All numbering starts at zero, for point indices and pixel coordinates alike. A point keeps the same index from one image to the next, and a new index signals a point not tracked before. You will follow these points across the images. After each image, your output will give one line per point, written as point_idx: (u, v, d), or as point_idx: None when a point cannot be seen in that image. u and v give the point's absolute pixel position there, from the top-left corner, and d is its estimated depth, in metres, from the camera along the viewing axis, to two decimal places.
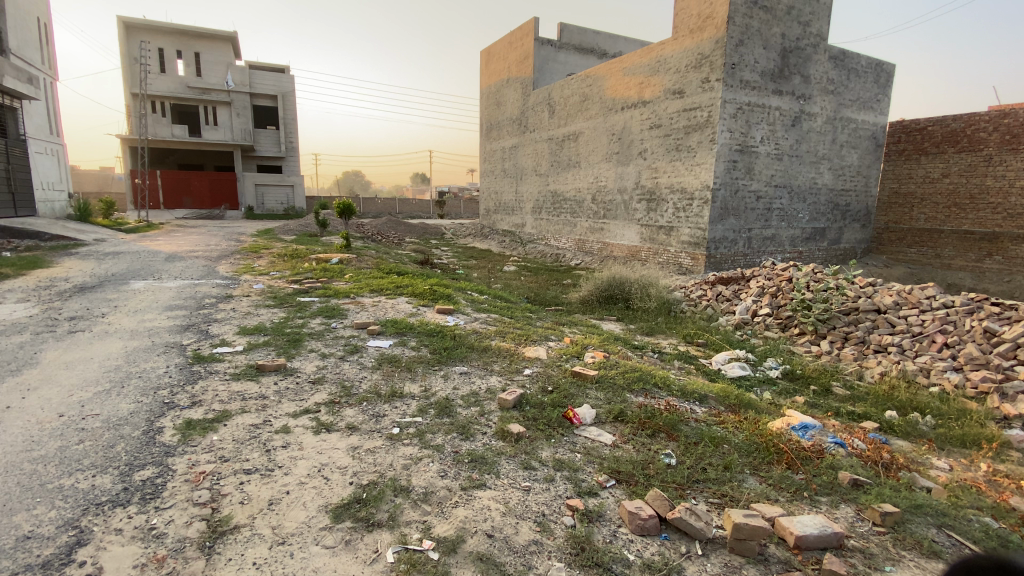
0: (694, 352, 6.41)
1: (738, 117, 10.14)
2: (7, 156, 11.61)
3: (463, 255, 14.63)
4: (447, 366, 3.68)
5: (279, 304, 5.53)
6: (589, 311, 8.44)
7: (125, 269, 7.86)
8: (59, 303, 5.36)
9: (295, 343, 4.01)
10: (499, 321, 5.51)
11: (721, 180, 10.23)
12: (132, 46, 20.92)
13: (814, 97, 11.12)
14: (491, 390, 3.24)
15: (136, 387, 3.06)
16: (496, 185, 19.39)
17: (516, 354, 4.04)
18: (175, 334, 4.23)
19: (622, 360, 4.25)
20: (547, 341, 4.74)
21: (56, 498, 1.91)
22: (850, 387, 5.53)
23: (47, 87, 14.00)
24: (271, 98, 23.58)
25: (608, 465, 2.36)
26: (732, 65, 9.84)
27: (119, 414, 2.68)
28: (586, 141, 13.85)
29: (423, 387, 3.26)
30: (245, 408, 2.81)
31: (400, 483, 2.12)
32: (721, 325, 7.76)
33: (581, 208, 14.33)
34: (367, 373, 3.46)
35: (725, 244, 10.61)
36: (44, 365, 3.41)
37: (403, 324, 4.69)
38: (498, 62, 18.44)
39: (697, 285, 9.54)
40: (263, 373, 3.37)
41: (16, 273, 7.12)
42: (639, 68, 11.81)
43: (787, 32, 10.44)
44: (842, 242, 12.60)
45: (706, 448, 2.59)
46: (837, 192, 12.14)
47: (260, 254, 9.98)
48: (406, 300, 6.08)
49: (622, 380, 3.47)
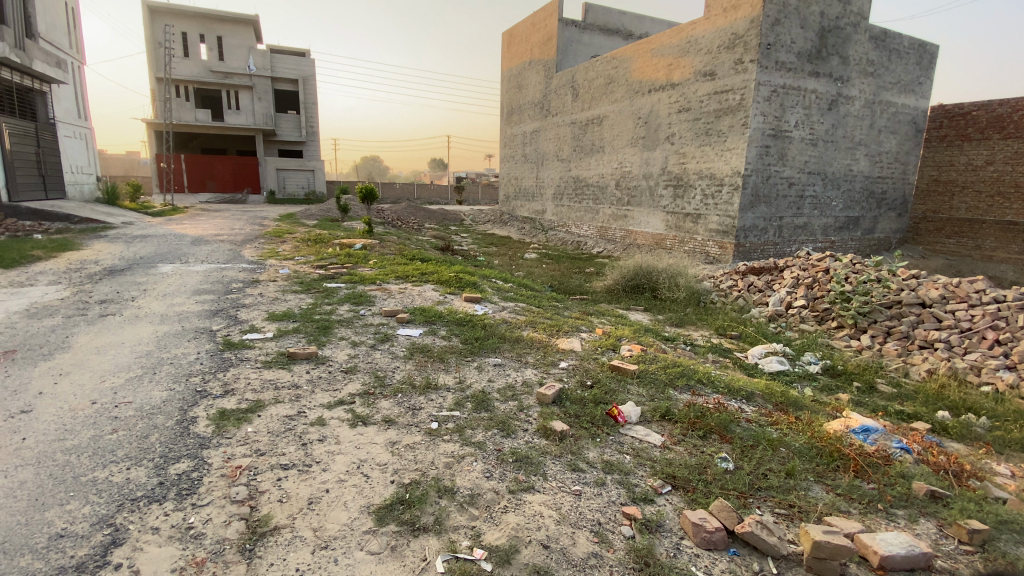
0: (727, 344, 6.19)
1: (772, 101, 9.72)
2: (38, 139, 11.77)
3: (483, 242, 14.50)
4: (480, 357, 3.55)
5: (306, 290, 5.46)
6: (615, 300, 8.25)
7: (153, 252, 7.91)
8: (90, 286, 5.38)
9: (325, 330, 3.92)
10: (527, 310, 5.36)
11: (753, 166, 9.84)
12: (156, 30, 21.02)
13: (853, 79, 10.60)
14: (528, 383, 3.10)
15: (168, 373, 3.01)
16: (516, 170, 19.12)
17: (549, 345, 3.89)
18: (204, 319, 4.18)
19: (660, 353, 4.08)
20: (579, 332, 4.58)
21: (90, 493, 1.85)
22: (895, 384, 5.26)
23: (75, 71, 14.13)
24: (292, 82, 23.53)
25: (661, 469, 2.21)
26: (767, 45, 9.40)
27: (152, 402, 2.61)
28: (610, 125, 13.49)
29: (457, 378, 3.14)
30: (278, 398, 2.72)
31: (443, 483, 1.99)
32: (753, 316, 7.50)
33: (604, 194, 14.02)
34: (399, 363, 3.36)
35: (755, 232, 10.27)
36: (76, 350, 3.38)
37: (431, 312, 4.57)
38: (520, 44, 18.05)
39: (727, 275, 9.25)
40: (295, 360, 3.29)
41: (48, 255, 7.20)
42: (668, 49, 11.39)
43: (826, 11, 9.92)
44: (876, 232, 12.13)
45: (765, 452, 2.42)
46: (873, 179, 11.63)
47: (284, 238, 9.98)
48: (432, 287, 5.97)
49: (664, 376, 3.30)
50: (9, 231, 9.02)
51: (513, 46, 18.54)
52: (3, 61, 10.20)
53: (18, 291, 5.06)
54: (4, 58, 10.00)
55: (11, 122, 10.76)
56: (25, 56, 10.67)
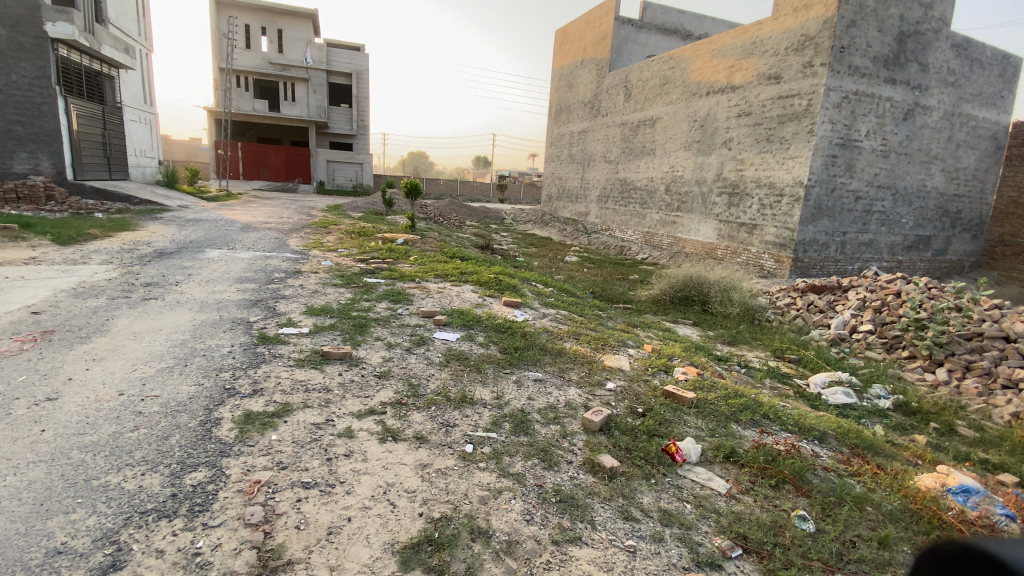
0: (785, 369, 5.72)
1: (842, 108, 9.03)
2: (104, 122, 12.33)
3: (523, 242, 14.29)
4: (520, 370, 3.30)
5: (345, 283, 5.37)
6: (661, 311, 7.84)
7: (203, 236, 8.07)
8: (138, 268, 5.46)
9: (360, 329, 3.76)
10: (569, 318, 5.09)
11: (817, 176, 9.18)
12: (222, 22, 21.83)
13: (933, 88, 9.75)
14: (571, 404, 2.83)
15: (198, 366, 2.90)
16: (561, 171, 18.78)
17: (594, 361, 3.60)
18: (242, 310, 4.11)
19: (717, 378, 3.72)
20: (626, 347, 4.26)
21: (99, 502, 1.73)
22: (981, 427, 4.66)
23: (142, 58, 14.77)
24: (346, 76, 24.00)
25: (728, 526, 1.90)
26: (841, 48, 8.72)
27: (178, 398, 2.50)
28: (663, 127, 12.99)
29: (495, 393, 2.89)
30: (307, 402, 2.55)
31: (477, 523, 1.76)
32: (812, 339, 6.95)
33: (651, 199, 13.52)
34: (435, 370, 3.14)
35: (815, 247, 9.59)
36: (113, 334, 3.35)
37: (469, 315, 4.36)
38: (574, 43, 17.70)
39: (784, 292, 8.67)
40: (328, 360, 3.14)
41: (104, 234, 7.43)
42: (731, 50, 10.80)
43: (906, 14, 9.12)
44: (948, 253, 11.17)
45: (850, 512, 2.07)
46: (949, 197, 10.69)
47: (329, 229, 10.06)
48: (471, 288, 5.78)
49: (725, 409, 2.97)
50: (73, 209, 9.45)
51: (566, 44, 18.22)
52: (74, 44, 10.67)
53: (71, 269, 5.19)
54: (73, 41, 10.46)
55: (80, 105, 11.27)
56: (93, 40, 11.14)
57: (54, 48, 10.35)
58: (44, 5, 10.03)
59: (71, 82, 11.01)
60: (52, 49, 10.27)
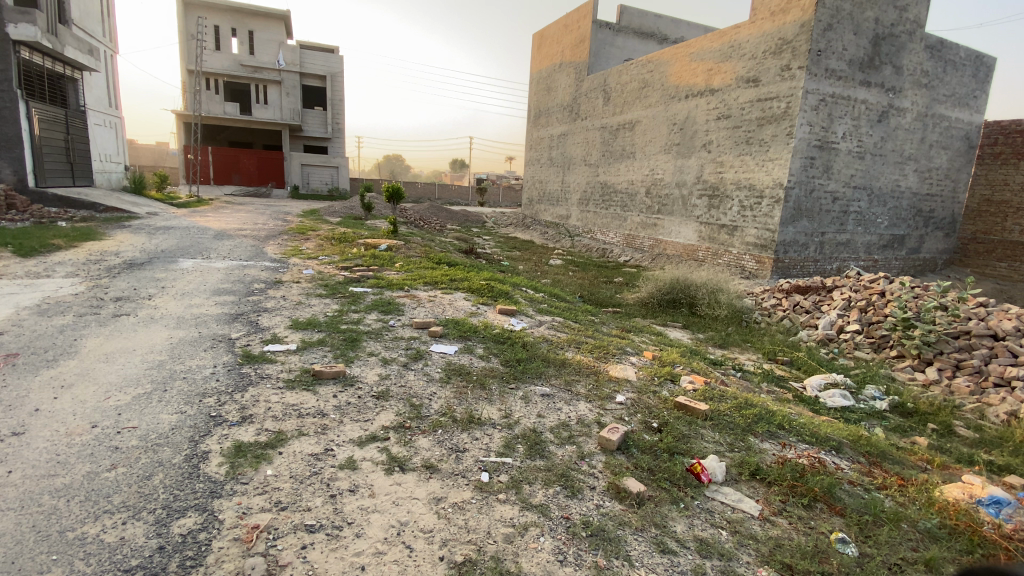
0: (780, 371, 5.70)
1: (820, 110, 9.16)
2: (68, 126, 11.74)
3: (506, 246, 14.14)
4: (525, 384, 3.13)
5: (330, 294, 5.13)
6: (651, 314, 7.78)
7: (175, 245, 7.68)
8: (106, 281, 5.11)
9: (352, 344, 3.55)
10: (565, 326, 4.95)
11: (797, 178, 9.28)
12: (189, 23, 21.13)
13: (906, 90, 9.98)
14: (584, 421, 2.68)
15: (180, 391, 2.66)
16: (541, 174, 18.70)
17: (599, 372, 3.46)
18: (223, 325, 3.85)
19: (725, 387, 3.62)
20: (627, 355, 4.14)
21: (77, 558, 1.52)
22: (976, 427, 4.69)
23: (107, 60, 14.15)
24: (320, 79, 23.50)
25: (770, 554, 1.79)
26: (818, 51, 8.84)
27: (159, 429, 2.27)
28: (642, 130, 13.03)
29: (502, 411, 2.72)
30: (302, 430, 2.34)
31: (504, 567, 1.60)
32: (801, 340, 6.98)
33: (632, 201, 13.53)
34: (436, 388, 2.94)
35: (796, 247, 9.70)
36: (83, 356, 3.08)
37: (465, 325, 4.18)
38: (551, 46, 17.66)
39: (769, 293, 8.73)
40: (320, 380, 2.93)
41: (69, 245, 7.00)
42: (709, 54, 10.87)
43: (881, 18, 9.32)
44: (922, 252, 11.47)
45: (889, 532, 2.00)
46: (922, 196, 10.98)
47: (308, 236, 9.71)
48: (462, 296, 5.59)
49: (742, 421, 2.87)
50: (34, 218, 8.92)
51: (544, 48, 18.18)
52: (36, 46, 10.12)
53: (33, 283, 4.83)
54: (36, 43, 9.91)
55: (42, 108, 10.70)
56: (57, 41, 10.59)
57: (16, 50, 9.79)
58: (5, 5, 9.49)
59: (33, 86, 10.42)
60: (14, 52, 9.72)
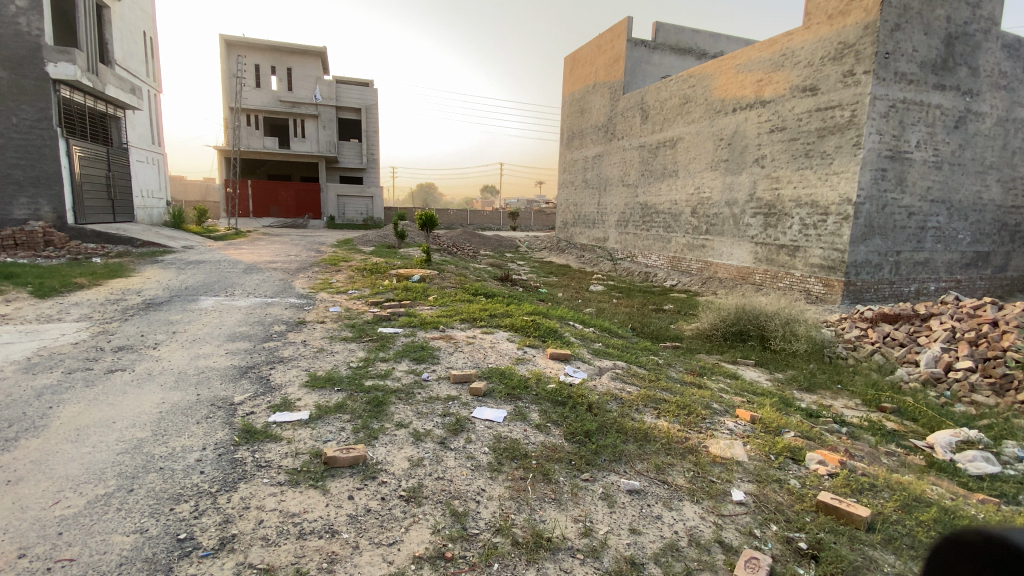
0: (891, 424, 4.68)
1: (890, 117, 8.16)
2: (109, 163, 11.86)
3: (543, 272, 13.43)
4: (603, 474, 2.33)
5: (357, 336, 4.50)
6: (716, 349, 6.83)
7: (201, 281, 7.32)
8: (114, 325, 4.62)
9: (378, 409, 2.85)
10: (631, 374, 4.10)
11: (867, 192, 8.25)
12: (230, 62, 21.77)
13: (984, 93, 8.87)
14: (699, 542, 1.88)
15: (150, 494, 1.99)
16: (576, 197, 18.03)
17: (697, 451, 2.61)
18: (227, 384, 3.21)
19: (864, 467, 2.73)
20: (719, 417, 3.28)
21: None
22: None
23: (150, 99, 14.52)
24: (355, 111, 23.80)
25: None
26: (886, 53, 7.90)
27: (102, 568, 1.60)
28: (685, 147, 12.20)
29: (581, 525, 1.93)
30: (299, 567, 1.63)
31: None
32: (902, 380, 5.88)
33: (676, 222, 12.62)
34: (484, 484, 2.18)
35: (868, 269, 8.59)
36: (50, 434, 2.48)
37: (513, 378, 3.44)
38: (584, 67, 17.21)
39: (851, 321, 7.63)
40: (334, 470, 2.22)
41: (92, 283, 6.69)
42: (758, 64, 10.04)
43: (952, 16, 8.33)
44: (1008, 270, 10.14)
45: None
46: (1008, 209, 9.70)
47: (339, 267, 9.23)
48: (505, 336, 4.87)
49: (924, 536, 2.01)
50: (70, 254, 8.81)
51: (576, 70, 17.76)
52: (76, 85, 10.23)
53: (36, 330, 4.37)
54: (76, 82, 10.02)
55: (83, 146, 10.78)
56: (97, 80, 10.70)
57: (56, 89, 9.91)
58: (46, 45, 9.62)
59: (74, 123, 10.54)
60: (54, 90, 9.83)
